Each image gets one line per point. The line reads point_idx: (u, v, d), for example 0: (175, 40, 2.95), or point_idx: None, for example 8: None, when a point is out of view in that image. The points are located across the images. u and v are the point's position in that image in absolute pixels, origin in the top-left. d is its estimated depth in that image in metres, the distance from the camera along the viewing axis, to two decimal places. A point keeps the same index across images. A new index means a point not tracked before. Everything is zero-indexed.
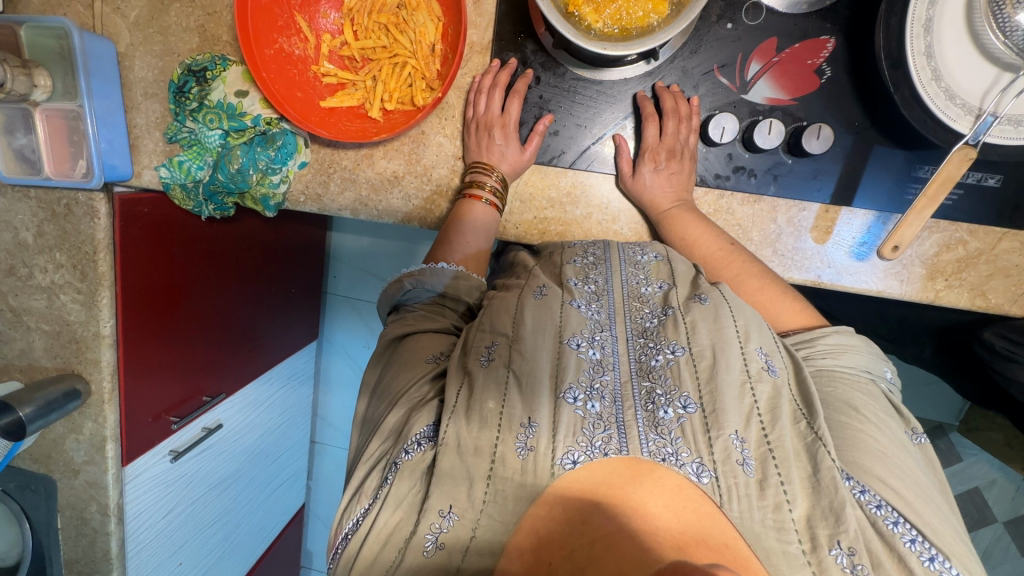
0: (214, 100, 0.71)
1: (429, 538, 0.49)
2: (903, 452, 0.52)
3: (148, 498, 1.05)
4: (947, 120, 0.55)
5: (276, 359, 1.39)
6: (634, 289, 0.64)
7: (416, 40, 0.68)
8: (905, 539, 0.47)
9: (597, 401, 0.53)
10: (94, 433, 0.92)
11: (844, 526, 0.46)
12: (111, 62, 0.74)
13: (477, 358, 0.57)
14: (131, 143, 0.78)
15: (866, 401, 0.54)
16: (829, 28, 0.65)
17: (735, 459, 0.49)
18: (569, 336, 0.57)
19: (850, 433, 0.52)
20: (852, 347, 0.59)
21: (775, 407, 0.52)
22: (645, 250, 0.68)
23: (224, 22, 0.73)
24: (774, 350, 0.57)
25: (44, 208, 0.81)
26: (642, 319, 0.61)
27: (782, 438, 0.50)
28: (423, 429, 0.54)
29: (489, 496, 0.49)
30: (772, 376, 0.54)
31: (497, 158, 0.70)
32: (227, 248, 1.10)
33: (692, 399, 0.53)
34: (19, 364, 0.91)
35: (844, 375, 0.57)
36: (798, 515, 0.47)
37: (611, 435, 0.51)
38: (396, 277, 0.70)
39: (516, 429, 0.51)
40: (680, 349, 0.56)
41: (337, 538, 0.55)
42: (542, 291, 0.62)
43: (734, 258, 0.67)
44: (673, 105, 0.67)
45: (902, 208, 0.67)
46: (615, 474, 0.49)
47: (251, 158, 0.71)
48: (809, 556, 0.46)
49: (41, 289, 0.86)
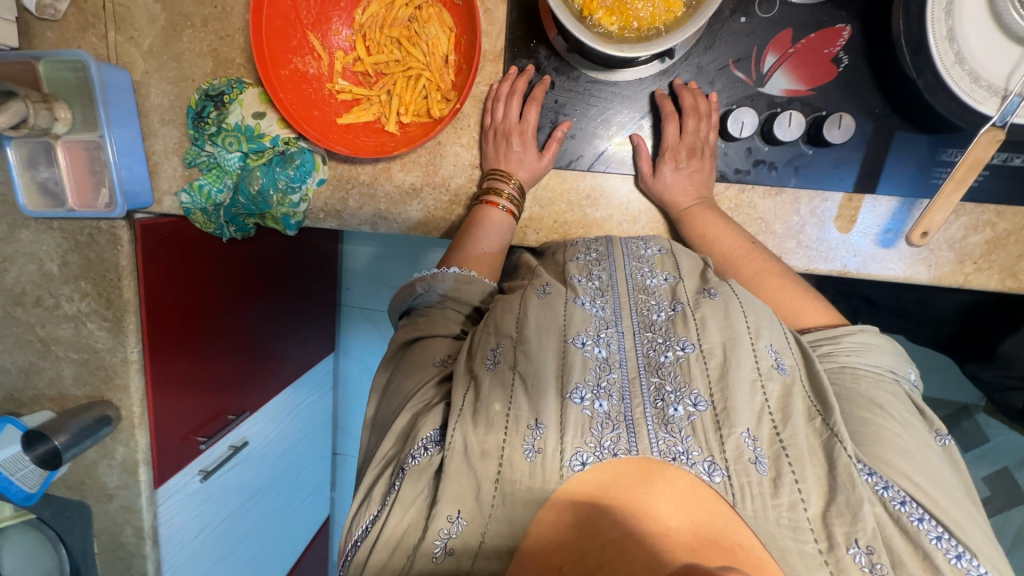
0: (232, 123, 0.72)
1: (438, 543, 0.48)
2: (927, 448, 0.52)
3: (181, 517, 1.06)
4: (974, 103, 0.55)
5: (296, 374, 1.39)
6: (640, 281, 0.64)
7: (429, 52, 0.68)
8: (930, 535, 0.47)
9: (605, 400, 0.52)
10: (126, 458, 0.93)
11: (862, 523, 0.46)
12: (128, 91, 0.74)
13: (482, 362, 0.56)
14: (150, 170, 0.78)
15: (889, 398, 0.54)
16: (844, 17, 0.64)
17: (747, 458, 0.49)
18: (574, 335, 0.57)
19: (873, 429, 0.52)
20: (878, 346, 0.58)
21: (787, 405, 0.52)
22: (648, 244, 0.68)
23: (237, 45, 0.74)
24: (785, 346, 0.56)
25: (67, 238, 0.82)
26: (649, 313, 0.61)
27: (795, 436, 0.50)
28: (430, 433, 0.53)
29: (497, 500, 0.49)
30: (782, 375, 0.53)
31: (515, 165, 0.70)
32: (245, 268, 1.11)
33: (702, 396, 0.52)
34: (50, 394, 0.92)
35: (867, 375, 0.56)
36: (813, 514, 0.47)
37: (620, 435, 0.50)
38: (408, 281, 0.71)
39: (523, 431, 0.50)
40: (690, 345, 0.56)
41: (348, 543, 0.55)
42: (546, 289, 0.61)
43: (755, 256, 0.67)
44: (693, 103, 0.67)
45: (927, 192, 0.67)
46: (626, 475, 0.48)
47: (271, 178, 0.71)
48: (826, 556, 0.46)
49: (68, 318, 0.87)
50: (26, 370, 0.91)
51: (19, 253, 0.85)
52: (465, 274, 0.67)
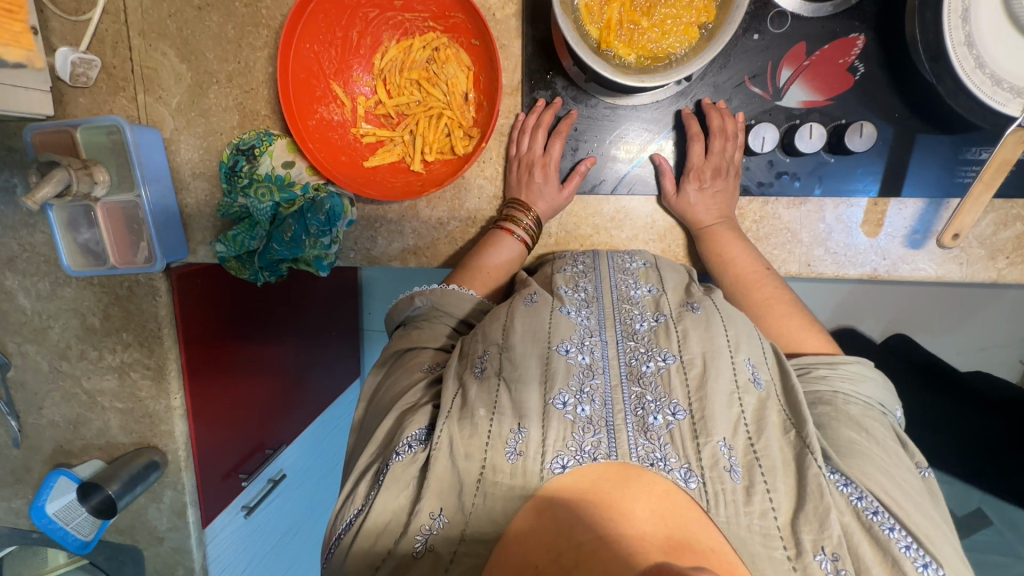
0: (263, 173, 0.75)
1: (418, 539, 0.46)
2: (904, 469, 0.49)
3: (228, 554, 1.08)
4: (997, 105, 0.55)
5: (325, 403, 1.40)
6: (625, 292, 0.61)
7: (449, 91, 0.71)
8: (900, 544, 0.43)
9: (587, 404, 0.49)
10: (174, 501, 0.95)
11: (829, 530, 0.43)
12: (159, 149, 0.77)
13: (471, 369, 0.55)
14: (183, 222, 0.81)
15: (874, 423, 0.51)
16: (857, 27, 0.65)
17: (723, 466, 0.46)
18: (558, 343, 0.54)
19: (854, 445, 0.49)
20: (870, 377, 0.56)
21: (762, 417, 0.49)
22: (633, 258, 0.67)
23: (262, 97, 0.77)
24: (762, 361, 0.53)
25: (107, 292, 0.85)
26: (632, 322, 0.57)
27: (769, 447, 0.47)
28: (415, 432, 0.52)
29: (477, 499, 0.46)
30: (759, 389, 0.50)
31: (535, 196, 0.71)
32: (273, 305, 1.12)
33: (681, 405, 0.49)
34: (98, 443, 0.95)
35: (859, 401, 0.54)
36: (784, 522, 0.44)
37: (600, 440, 0.47)
38: (407, 294, 0.70)
39: (505, 435, 0.48)
40: (671, 356, 0.52)
41: (331, 538, 0.52)
42: (534, 297, 0.59)
43: (767, 281, 0.66)
44: (720, 124, 0.67)
45: (955, 191, 0.67)
46: (601, 479, 0.45)
47: (303, 225, 0.73)
48: (794, 563, 0.42)
49: (112, 369, 0.90)
50: (74, 422, 0.94)
51: (62, 310, 0.88)
52: (460, 290, 0.67)
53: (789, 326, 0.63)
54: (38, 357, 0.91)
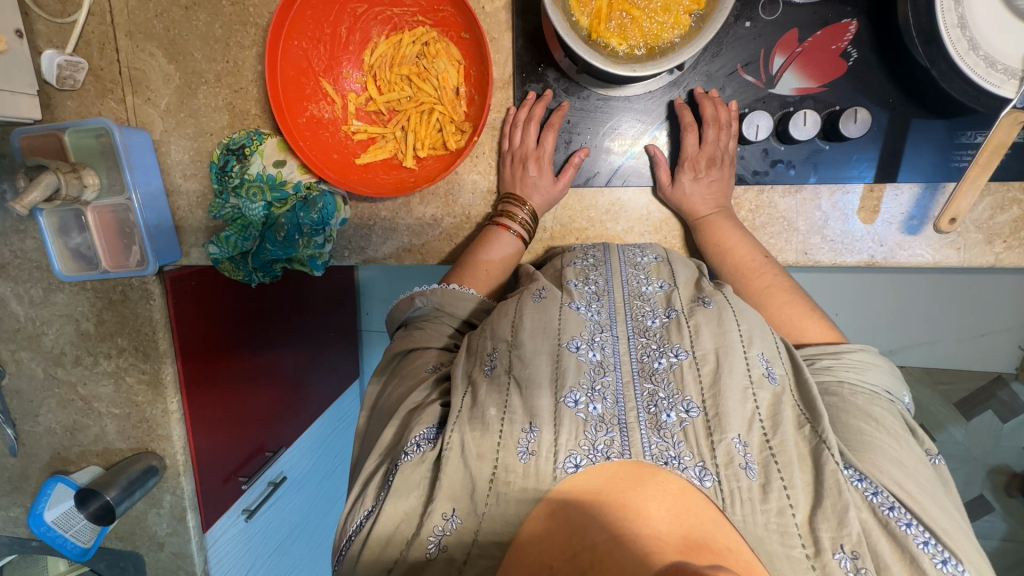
0: (254, 173, 0.74)
1: (431, 540, 0.45)
2: (918, 461, 0.48)
3: (230, 558, 1.08)
4: (992, 86, 0.54)
5: (324, 405, 1.39)
6: (635, 288, 0.60)
7: (440, 86, 0.70)
8: (918, 540, 0.43)
9: (599, 402, 0.49)
10: (173, 505, 0.94)
11: (847, 528, 0.42)
12: (149, 150, 0.76)
13: (480, 367, 0.54)
14: (175, 223, 0.80)
15: (886, 414, 0.51)
16: (850, 11, 0.65)
17: (738, 463, 0.45)
18: (568, 340, 0.53)
19: (868, 439, 0.48)
20: (877, 365, 0.55)
21: (777, 413, 0.48)
22: (645, 253, 0.66)
23: (251, 96, 0.76)
24: (776, 355, 0.52)
25: (101, 297, 0.84)
26: (643, 318, 0.56)
27: (785, 443, 0.46)
28: (424, 430, 0.51)
29: (490, 500, 0.45)
30: (773, 384, 0.49)
31: (530, 189, 0.71)
32: (269, 307, 1.11)
33: (695, 402, 0.48)
34: (95, 450, 0.94)
35: (870, 392, 0.53)
36: (801, 519, 0.43)
37: (613, 438, 0.47)
38: (407, 294, 0.69)
39: (517, 434, 0.48)
40: (683, 352, 0.51)
41: (341, 540, 0.51)
42: (542, 293, 0.58)
43: (767, 270, 0.65)
44: (713, 114, 0.67)
45: (951, 176, 0.66)
46: (616, 478, 0.45)
47: (295, 224, 0.72)
48: (813, 561, 0.41)
49: (107, 374, 0.89)
50: (70, 429, 0.93)
51: (55, 316, 0.87)
52: (460, 290, 0.66)
53: (791, 314, 0.62)
54: (32, 364, 0.90)
